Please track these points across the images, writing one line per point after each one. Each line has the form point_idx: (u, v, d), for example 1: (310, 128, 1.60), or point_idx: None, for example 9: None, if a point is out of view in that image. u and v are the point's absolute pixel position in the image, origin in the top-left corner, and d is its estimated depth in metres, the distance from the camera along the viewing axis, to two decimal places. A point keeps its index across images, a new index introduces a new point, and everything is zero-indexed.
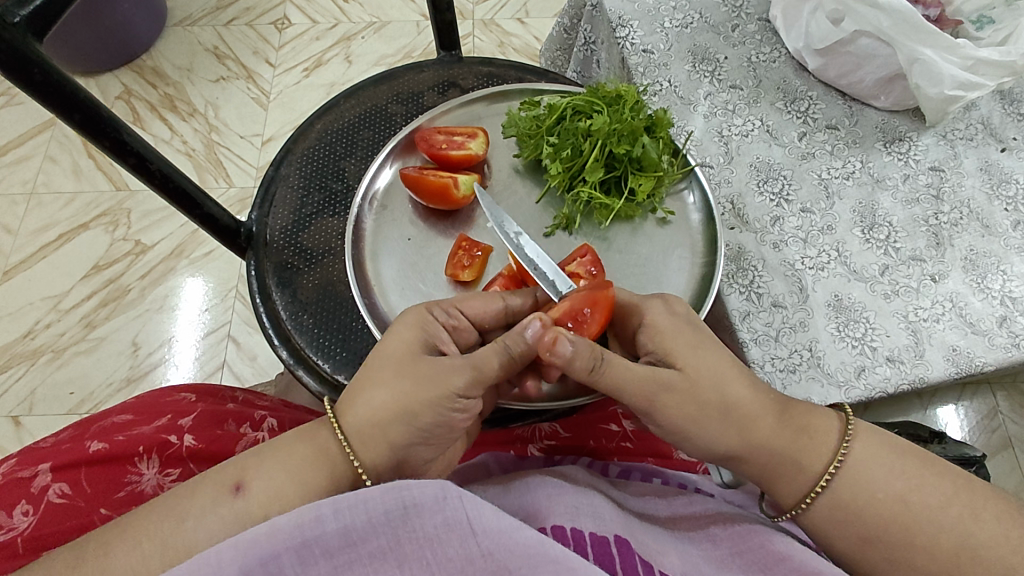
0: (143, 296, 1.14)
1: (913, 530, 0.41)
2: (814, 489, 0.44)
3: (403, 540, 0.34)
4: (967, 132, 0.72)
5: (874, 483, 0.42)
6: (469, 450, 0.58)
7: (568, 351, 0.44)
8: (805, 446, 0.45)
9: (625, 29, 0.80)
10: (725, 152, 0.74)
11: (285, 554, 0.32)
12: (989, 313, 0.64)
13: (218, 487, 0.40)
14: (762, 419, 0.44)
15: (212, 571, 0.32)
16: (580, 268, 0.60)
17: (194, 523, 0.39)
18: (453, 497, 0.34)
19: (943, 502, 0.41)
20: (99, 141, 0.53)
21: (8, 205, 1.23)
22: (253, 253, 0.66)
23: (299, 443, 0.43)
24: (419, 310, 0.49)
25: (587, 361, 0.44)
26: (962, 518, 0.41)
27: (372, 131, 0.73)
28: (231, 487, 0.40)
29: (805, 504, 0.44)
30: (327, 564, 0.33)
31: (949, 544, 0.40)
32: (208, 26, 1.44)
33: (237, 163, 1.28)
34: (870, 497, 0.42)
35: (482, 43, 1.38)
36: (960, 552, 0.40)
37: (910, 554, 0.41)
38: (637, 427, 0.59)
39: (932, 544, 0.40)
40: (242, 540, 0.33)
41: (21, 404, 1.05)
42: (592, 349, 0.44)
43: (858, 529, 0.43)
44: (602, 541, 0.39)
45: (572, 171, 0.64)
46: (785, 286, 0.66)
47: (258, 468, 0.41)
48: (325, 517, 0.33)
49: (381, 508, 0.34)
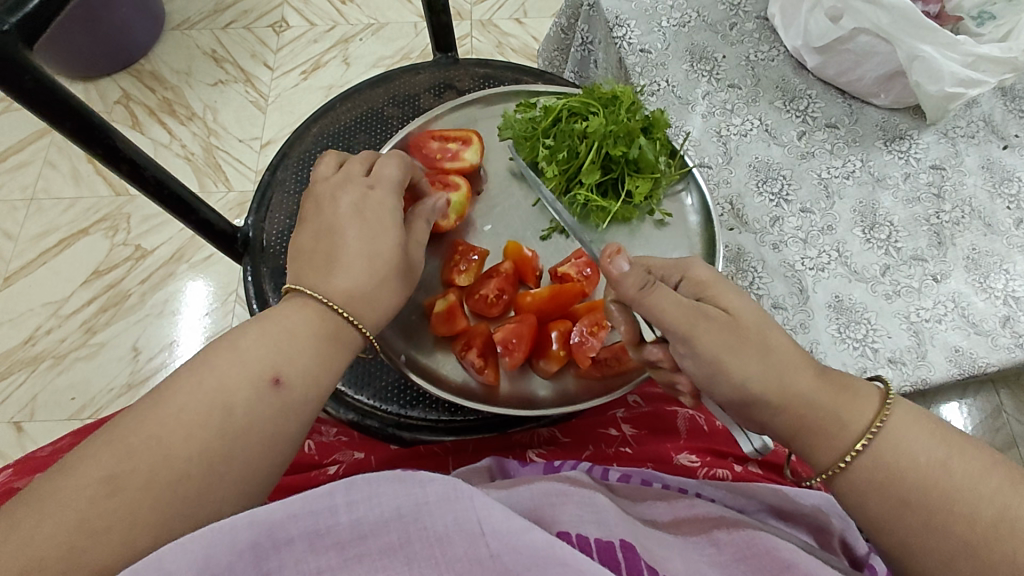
0: (143, 301, 1.14)
1: (954, 495, 0.38)
2: (854, 449, 0.41)
3: (413, 537, 0.33)
4: (968, 130, 0.71)
5: (915, 443, 0.40)
6: (469, 454, 0.58)
7: (622, 266, 0.46)
8: (848, 396, 0.43)
9: (622, 28, 0.79)
10: (723, 153, 0.74)
11: (298, 540, 0.32)
12: (991, 312, 0.64)
13: (258, 381, 0.40)
14: (801, 370, 0.43)
15: (227, 547, 0.31)
16: (573, 270, 0.61)
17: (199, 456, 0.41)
18: (465, 497, 0.34)
19: (985, 472, 0.38)
20: (91, 147, 0.52)
21: (9, 211, 1.23)
22: (249, 259, 0.66)
23: (318, 320, 0.45)
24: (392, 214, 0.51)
25: (639, 279, 0.45)
26: (1002, 489, 0.38)
27: (368, 134, 0.72)
28: (269, 378, 0.41)
29: (843, 463, 0.41)
30: (337, 555, 0.33)
31: (989, 514, 0.37)
32: (206, 29, 1.44)
33: (236, 166, 1.28)
34: (914, 457, 0.40)
35: (481, 44, 1.37)
36: (1001, 520, 0.37)
37: (950, 517, 0.38)
38: (636, 431, 0.58)
39: (974, 510, 0.37)
40: (259, 517, 0.32)
41: (23, 410, 1.05)
42: (639, 277, 0.45)
43: (898, 486, 0.39)
44: (607, 546, 0.39)
45: (569, 173, 0.64)
46: (785, 288, 0.67)
47: (289, 360, 0.42)
48: (339, 508, 0.33)
49: (394, 503, 0.33)
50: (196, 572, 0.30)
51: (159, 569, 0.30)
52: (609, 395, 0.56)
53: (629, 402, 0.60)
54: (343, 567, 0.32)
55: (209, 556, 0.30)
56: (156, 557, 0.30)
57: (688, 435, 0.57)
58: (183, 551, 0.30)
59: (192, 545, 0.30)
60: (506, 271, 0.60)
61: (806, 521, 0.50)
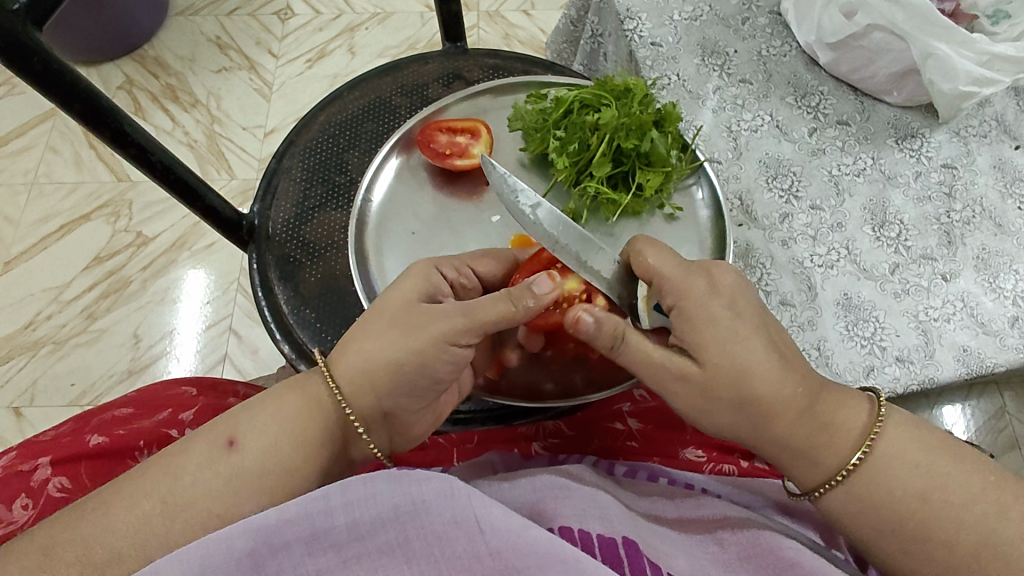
0: (144, 288, 1.14)
1: (940, 521, 0.39)
2: (838, 475, 0.42)
3: (411, 536, 0.33)
4: (980, 129, 0.71)
5: (910, 468, 0.41)
6: (473, 448, 0.57)
7: (591, 327, 0.46)
8: (836, 408, 0.43)
9: (633, 21, 0.78)
10: (733, 148, 0.74)
11: (296, 545, 0.32)
12: (1000, 313, 0.64)
13: (212, 444, 0.41)
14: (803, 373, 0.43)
15: (224, 554, 0.31)
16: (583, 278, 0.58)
17: (181, 476, 0.40)
18: (461, 495, 0.34)
19: (971, 499, 0.39)
20: (99, 131, 0.52)
21: (10, 196, 1.22)
22: (255, 247, 0.66)
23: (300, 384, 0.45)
24: (426, 266, 0.50)
25: (610, 337, 0.46)
26: (986, 515, 0.39)
27: (376, 123, 0.72)
28: (224, 442, 0.41)
29: (818, 493, 0.43)
30: (336, 556, 0.32)
31: (972, 543, 0.38)
32: (210, 15, 1.43)
33: (239, 154, 1.27)
34: (908, 483, 0.40)
35: (487, 35, 1.37)
36: (982, 547, 0.38)
37: (937, 541, 0.39)
38: (643, 426, 0.56)
39: (953, 541, 0.39)
40: (252, 526, 0.32)
41: (22, 395, 1.05)
42: (615, 325, 0.46)
43: (887, 514, 0.40)
44: (610, 542, 0.38)
45: (578, 166, 0.63)
46: (793, 284, 0.67)
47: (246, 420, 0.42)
48: (336, 510, 0.33)
49: (391, 502, 0.33)
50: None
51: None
52: (615, 388, 0.56)
53: (635, 396, 0.59)
54: (344, 569, 0.32)
55: (208, 563, 0.31)
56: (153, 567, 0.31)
57: (694, 428, 0.56)
58: (176, 562, 0.31)
59: (188, 556, 0.31)
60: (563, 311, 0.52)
61: (812, 518, 0.50)
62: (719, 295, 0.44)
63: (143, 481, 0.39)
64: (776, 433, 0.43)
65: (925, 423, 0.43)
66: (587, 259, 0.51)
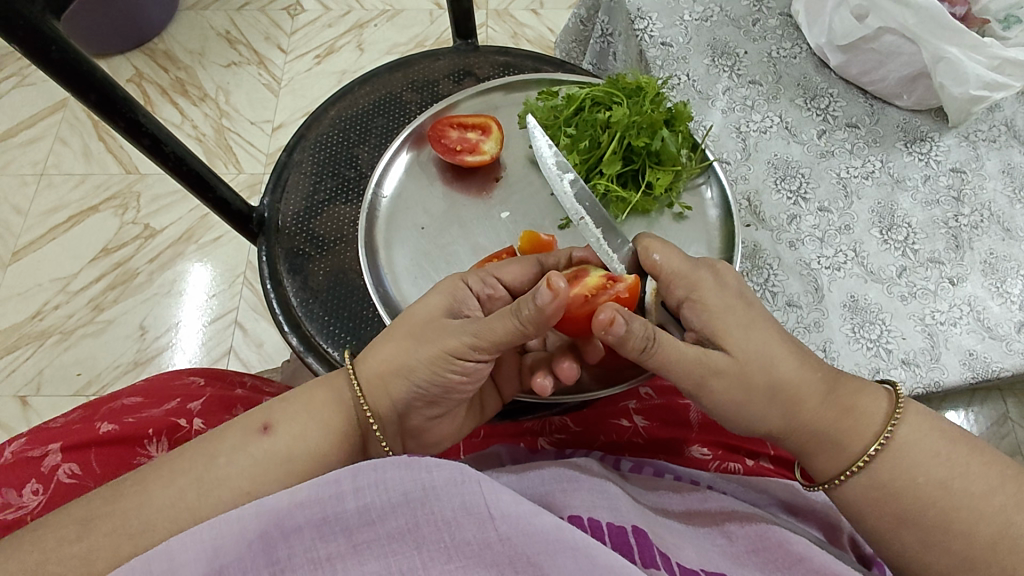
0: (151, 280, 1.14)
1: (957, 514, 0.39)
2: (856, 464, 0.42)
3: (420, 522, 0.33)
4: (989, 133, 0.71)
5: (915, 468, 0.41)
6: (479, 441, 0.56)
7: (622, 330, 0.42)
8: (858, 393, 0.44)
9: (643, 20, 0.78)
10: (742, 149, 0.74)
11: (306, 528, 0.32)
12: (1007, 318, 0.64)
13: (237, 428, 0.43)
14: (808, 373, 0.44)
15: (235, 537, 0.32)
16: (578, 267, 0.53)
17: (217, 460, 0.40)
18: (470, 481, 0.34)
19: (988, 491, 0.40)
20: (114, 121, 0.52)
21: (19, 186, 1.23)
22: (264, 239, 0.66)
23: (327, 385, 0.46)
24: (453, 279, 0.49)
25: (638, 341, 0.43)
26: (1005, 507, 0.39)
27: (386, 118, 0.72)
28: (259, 428, 0.43)
29: (837, 480, 0.43)
30: (345, 542, 0.32)
31: (989, 532, 0.39)
32: (220, 10, 1.43)
33: (247, 149, 1.27)
34: (920, 478, 0.41)
35: (496, 34, 1.37)
36: (1000, 538, 0.38)
37: (950, 537, 0.39)
38: (649, 423, 0.56)
39: (974, 529, 0.39)
40: (264, 509, 0.33)
41: (29, 384, 1.05)
42: (647, 327, 0.43)
43: (896, 509, 0.41)
44: (620, 531, 0.39)
45: (589, 163, 0.64)
46: (800, 286, 0.67)
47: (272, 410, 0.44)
48: (346, 495, 0.33)
49: (401, 489, 0.33)
50: (208, 557, 0.31)
51: (170, 559, 0.32)
52: (622, 385, 0.56)
53: (641, 394, 0.59)
54: (354, 553, 0.32)
55: (218, 547, 0.32)
56: (167, 550, 0.32)
57: (701, 427, 0.56)
58: (190, 543, 0.32)
59: (204, 535, 0.32)
60: (632, 282, 0.49)
61: (817, 517, 0.50)
62: (729, 287, 0.47)
63: (178, 468, 0.40)
64: (810, 412, 0.43)
65: (940, 418, 0.44)
66: (608, 244, 0.51)
